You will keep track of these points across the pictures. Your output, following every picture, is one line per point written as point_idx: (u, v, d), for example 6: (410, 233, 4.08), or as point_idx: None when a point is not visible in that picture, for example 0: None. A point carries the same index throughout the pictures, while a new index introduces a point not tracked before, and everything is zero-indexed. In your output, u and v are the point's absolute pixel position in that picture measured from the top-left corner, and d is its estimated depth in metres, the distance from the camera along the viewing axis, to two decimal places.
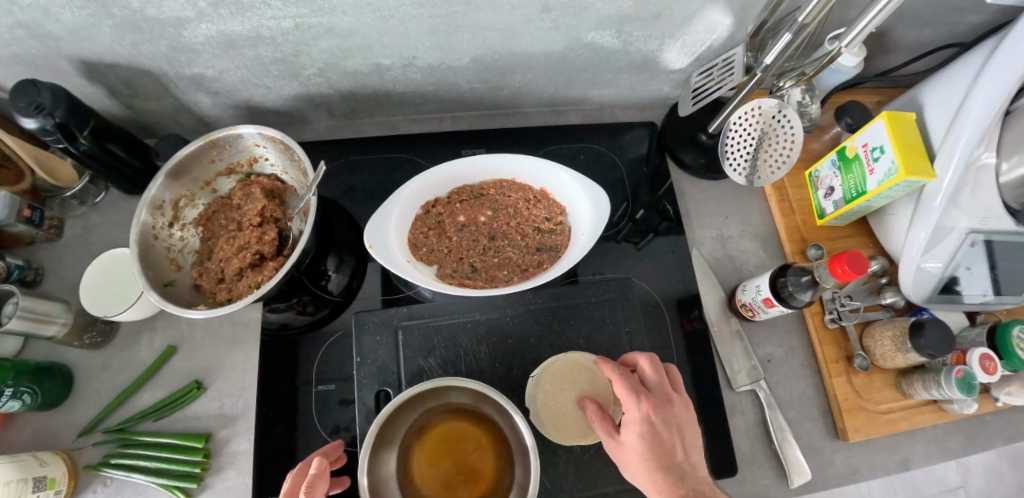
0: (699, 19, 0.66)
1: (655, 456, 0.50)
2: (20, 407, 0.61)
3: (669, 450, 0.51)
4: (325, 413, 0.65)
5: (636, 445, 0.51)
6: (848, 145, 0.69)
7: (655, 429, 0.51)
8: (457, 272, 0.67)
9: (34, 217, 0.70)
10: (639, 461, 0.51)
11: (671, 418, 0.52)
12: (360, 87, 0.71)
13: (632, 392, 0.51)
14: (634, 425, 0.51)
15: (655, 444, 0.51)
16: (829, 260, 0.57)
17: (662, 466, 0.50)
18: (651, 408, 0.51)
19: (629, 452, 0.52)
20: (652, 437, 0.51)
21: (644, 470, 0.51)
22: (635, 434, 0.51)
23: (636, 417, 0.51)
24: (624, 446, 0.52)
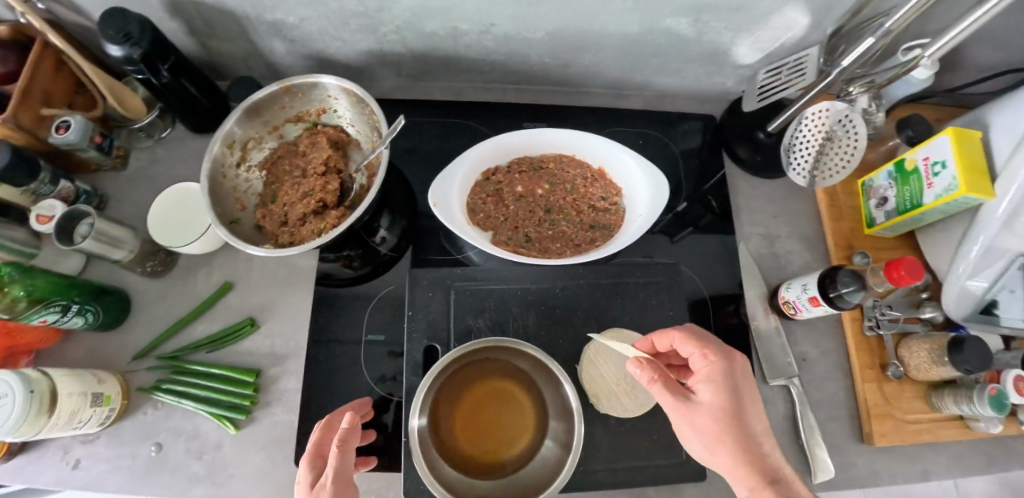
0: (777, 15, 0.66)
1: (738, 421, 0.49)
2: (81, 324, 0.64)
3: (751, 422, 0.50)
4: (372, 361, 0.67)
5: (718, 406, 0.50)
6: (907, 158, 0.69)
7: (735, 390, 0.51)
8: (512, 241, 0.69)
9: (104, 144, 0.72)
10: (722, 428, 0.49)
11: (750, 388, 0.52)
12: (433, 49, 0.72)
13: (716, 348, 0.53)
14: (716, 381, 0.51)
15: (735, 405, 0.50)
16: (885, 263, 0.60)
17: (745, 435, 0.49)
18: (733, 367, 0.52)
19: (709, 417, 0.49)
20: (734, 400, 0.50)
21: (727, 436, 0.48)
22: (716, 396, 0.50)
23: (717, 373, 0.51)
24: (702, 411, 0.50)
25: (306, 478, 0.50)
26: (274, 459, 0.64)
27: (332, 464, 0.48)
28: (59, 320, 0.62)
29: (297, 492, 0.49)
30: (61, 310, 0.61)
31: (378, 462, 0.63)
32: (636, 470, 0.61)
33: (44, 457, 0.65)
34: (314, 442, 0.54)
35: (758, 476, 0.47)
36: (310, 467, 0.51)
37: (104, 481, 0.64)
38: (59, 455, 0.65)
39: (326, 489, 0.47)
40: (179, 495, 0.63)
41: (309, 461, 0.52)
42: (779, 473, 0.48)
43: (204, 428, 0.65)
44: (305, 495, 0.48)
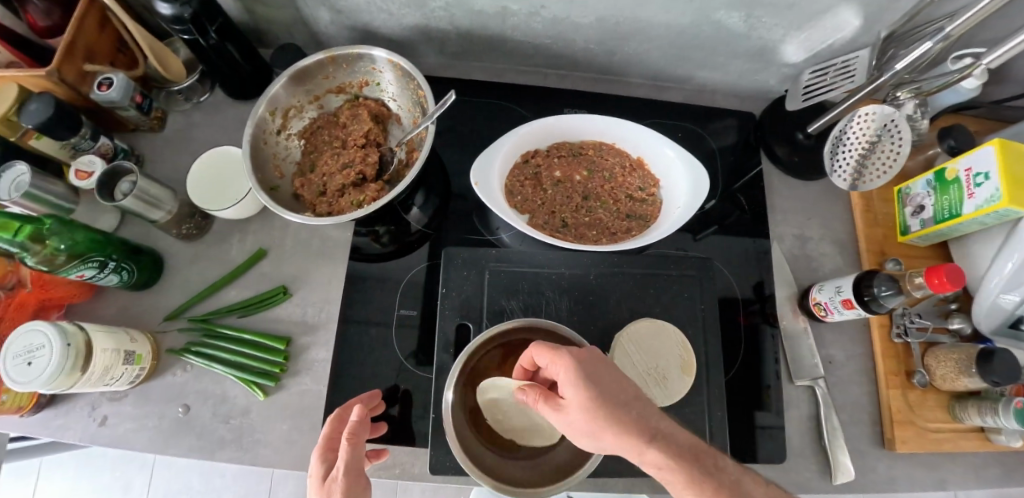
0: (830, 15, 0.66)
1: (631, 407, 0.43)
2: (116, 282, 0.64)
3: (635, 401, 0.44)
4: (402, 337, 0.68)
5: (590, 400, 0.43)
6: (949, 167, 0.68)
7: (617, 377, 0.45)
8: (548, 225, 0.69)
9: (143, 104, 0.72)
10: (620, 422, 0.41)
11: (607, 370, 0.45)
12: (479, 27, 0.71)
13: (557, 349, 0.46)
14: (582, 375, 0.44)
15: (600, 396, 0.43)
16: (926, 270, 0.59)
17: (648, 418, 0.42)
18: (575, 362, 0.45)
19: (603, 419, 0.42)
20: (617, 387, 0.44)
21: (613, 428, 0.41)
22: (607, 389, 0.43)
23: (588, 362, 0.45)
24: (572, 415, 0.43)
25: (317, 470, 0.48)
26: (302, 428, 0.64)
27: (343, 456, 0.46)
28: (96, 276, 0.62)
29: (308, 485, 0.47)
30: (98, 266, 0.61)
31: (404, 436, 0.63)
32: None
33: (72, 412, 0.65)
34: (325, 436, 0.52)
35: (665, 463, 0.39)
36: (321, 460, 0.49)
37: (130, 440, 0.64)
38: (87, 411, 0.65)
39: (338, 481, 0.45)
40: (206, 457, 0.63)
41: (319, 455, 0.50)
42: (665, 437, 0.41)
43: (232, 393, 0.66)
44: (317, 487, 0.46)
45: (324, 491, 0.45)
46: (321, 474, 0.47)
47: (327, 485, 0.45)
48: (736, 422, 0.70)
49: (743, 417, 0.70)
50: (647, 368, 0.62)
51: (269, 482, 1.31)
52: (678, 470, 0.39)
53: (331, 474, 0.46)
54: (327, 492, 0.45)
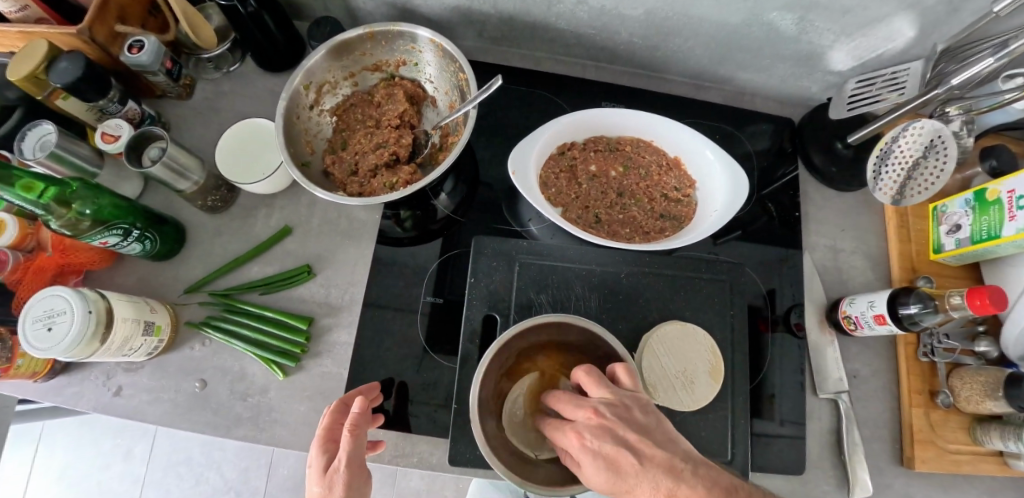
0: (884, 24, 0.64)
1: (643, 464, 0.41)
2: (138, 251, 0.62)
3: (646, 454, 0.42)
4: (426, 324, 0.67)
5: (602, 469, 0.42)
6: (990, 188, 0.65)
7: (623, 434, 0.43)
8: (581, 219, 0.69)
9: (173, 70, 0.70)
10: (634, 483, 0.41)
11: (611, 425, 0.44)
12: (524, 13, 0.70)
13: (558, 430, 0.46)
14: (585, 452, 0.42)
15: (612, 460, 0.42)
16: (967, 290, 0.58)
17: (661, 474, 0.41)
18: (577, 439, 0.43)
19: (620, 487, 0.41)
20: (621, 447, 0.42)
21: (636, 485, 0.41)
22: (612, 457, 0.42)
23: (588, 432, 0.43)
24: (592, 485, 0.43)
25: (318, 461, 0.48)
26: (320, 411, 0.63)
27: (344, 448, 0.46)
28: (119, 244, 0.60)
29: (308, 476, 0.48)
30: (122, 234, 0.59)
31: (424, 425, 0.62)
32: None
33: (86, 381, 0.64)
34: (325, 426, 0.52)
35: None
36: (321, 451, 0.49)
37: (145, 412, 0.63)
38: (101, 380, 0.64)
39: (339, 473, 0.45)
40: (221, 434, 0.62)
41: (319, 446, 0.50)
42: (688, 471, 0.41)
43: (250, 371, 0.65)
44: (318, 479, 0.46)
45: (324, 483, 0.46)
46: (323, 464, 0.48)
47: (328, 477, 0.46)
48: (757, 430, 0.69)
49: (765, 427, 0.69)
50: (676, 371, 0.61)
51: (269, 459, 1.30)
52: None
53: (332, 467, 0.47)
54: (329, 484, 0.45)
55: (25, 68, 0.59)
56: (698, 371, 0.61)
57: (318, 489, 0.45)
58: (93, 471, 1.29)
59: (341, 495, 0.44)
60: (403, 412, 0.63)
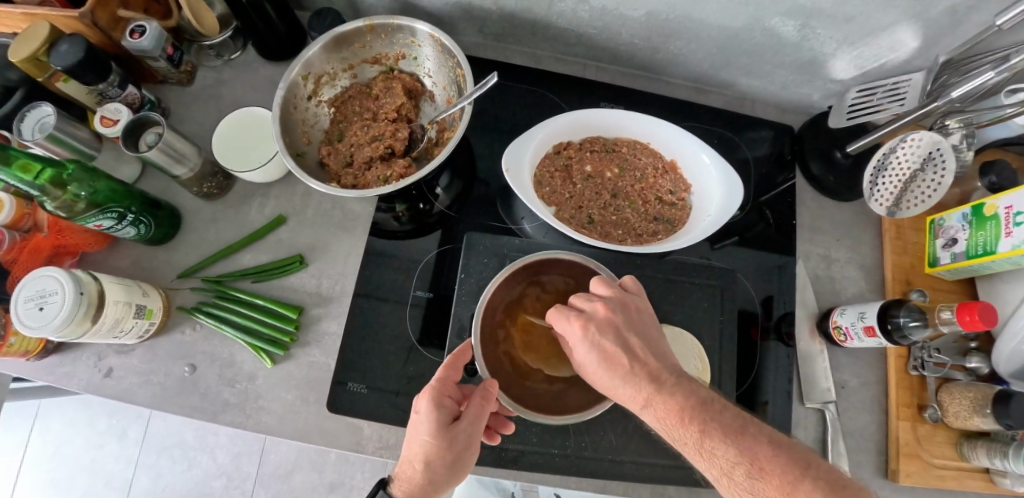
0: (885, 34, 0.64)
1: (633, 366, 0.48)
2: (133, 235, 0.63)
3: (639, 360, 0.49)
4: (414, 318, 0.67)
5: (594, 362, 0.50)
6: (988, 203, 0.64)
7: (622, 336, 0.51)
8: (575, 219, 0.69)
9: (174, 57, 0.71)
10: (620, 380, 0.48)
11: (614, 328, 0.51)
12: (525, 10, 0.70)
13: (561, 318, 0.53)
14: (586, 341, 0.50)
15: (605, 355, 0.50)
16: (957, 305, 0.57)
17: (644, 379, 0.47)
18: (581, 326, 0.51)
19: (603, 374, 0.50)
20: (617, 346, 0.50)
21: (615, 383, 0.49)
22: (606, 351, 0.50)
23: (593, 325, 0.51)
24: (581, 368, 0.52)
25: (431, 417, 0.50)
26: (306, 400, 0.63)
27: (473, 407, 0.51)
28: (114, 227, 0.60)
29: (416, 422, 0.51)
30: (117, 217, 0.59)
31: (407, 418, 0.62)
32: (662, 467, 0.62)
33: (77, 361, 0.65)
34: (439, 378, 0.53)
35: (659, 417, 0.46)
36: (435, 406, 0.51)
37: (134, 394, 0.63)
38: (92, 361, 0.65)
39: (461, 430, 0.50)
40: (208, 419, 0.62)
41: (433, 399, 0.51)
42: (671, 379, 0.47)
43: (239, 358, 0.65)
44: (431, 431, 0.50)
45: (445, 434, 0.50)
46: (440, 421, 0.50)
47: (451, 435, 0.50)
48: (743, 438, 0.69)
49: None
50: None
51: (260, 446, 1.32)
52: (669, 422, 0.45)
53: (457, 425, 0.50)
54: (447, 435, 0.50)
55: (27, 49, 0.60)
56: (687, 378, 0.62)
57: (431, 441, 0.50)
58: (88, 450, 1.31)
59: (461, 444, 0.51)
60: (386, 406, 0.63)
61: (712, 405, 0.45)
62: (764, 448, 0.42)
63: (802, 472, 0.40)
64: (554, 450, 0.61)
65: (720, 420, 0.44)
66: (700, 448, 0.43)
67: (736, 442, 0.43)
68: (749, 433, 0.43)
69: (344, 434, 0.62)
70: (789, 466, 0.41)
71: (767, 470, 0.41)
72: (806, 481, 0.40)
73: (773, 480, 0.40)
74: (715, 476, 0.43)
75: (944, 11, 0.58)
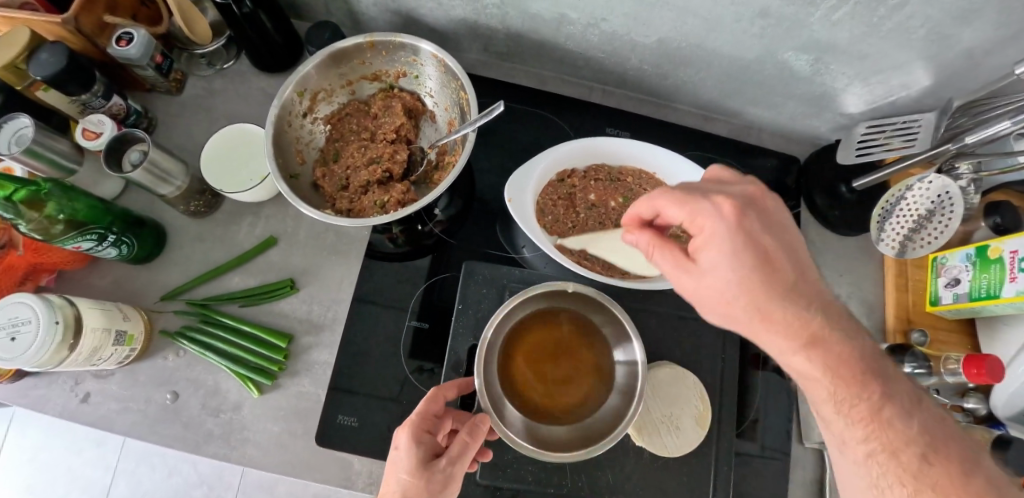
0: (899, 73, 0.63)
1: (787, 292, 0.41)
2: (115, 256, 0.60)
3: (792, 285, 0.42)
4: (409, 350, 0.64)
5: (739, 264, 0.41)
6: (993, 246, 0.63)
7: (770, 247, 0.43)
8: (577, 250, 0.67)
9: (163, 65, 0.67)
10: (774, 303, 0.41)
11: (760, 219, 0.44)
12: (531, 30, 0.68)
13: (685, 202, 0.44)
14: (727, 223, 0.42)
15: (750, 249, 0.42)
16: (963, 357, 0.56)
17: (802, 312, 0.41)
18: (729, 208, 0.43)
19: (744, 280, 0.41)
20: (770, 254, 0.42)
21: (768, 304, 0.41)
22: (755, 256, 0.42)
23: (734, 205, 0.43)
24: (711, 280, 0.43)
25: (411, 452, 0.47)
26: (294, 432, 0.61)
27: (455, 444, 0.47)
28: (94, 248, 0.57)
29: (395, 458, 0.47)
30: (97, 239, 0.56)
31: None
32: None
33: (53, 384, 0.62)
34: (418, 412, 0.50)
35: (822, 367, 0.40)
36: (415, 440, 0.48)
37: (113, 421, 0.60)
38: (69, 385, 0.62)
39: (441, 469, 0.46)
40: (191, 450, 0.60)
41: (412, 433, 0.48)
42: (838, 326, 0.41)
43: (224, 386, 0.62)
44: (410, 468, 0.46)
45: (424, 474, 0.46)
46: (420, 457, 0.47)
47: (430, 473, 0.46)
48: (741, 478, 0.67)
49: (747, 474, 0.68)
50: (662, 415, 0.61)
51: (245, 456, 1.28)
52: (828, 372, 0.40)
53: (437, 462, 0.47)
54: (426, 474, 0.46)
55: (5, 56, 0.56)
56: (687, 420, 0.61)
57: (410, 480, 0.46)
58: (67, 454, 1.27)
59: (441, 487, 0.46)
60: (376, 441, 0.60)
61: (910, 400, 0.39)
62: (942, 431, 0.38)
63: (977, 470, 0.36)
64: (548, 490, 0.59)
65: (901, 396, 0.39)
66: (873, 414, 0.38)
67: (909, 414, 0.38)
68: (923, 406, 0.39)
69: (333, 468, 0.60)
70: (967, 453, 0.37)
71: (943, 457, 0.36)
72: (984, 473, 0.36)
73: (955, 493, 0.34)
74: (868, 446, 0.38)
75: (960, 53, 0.57)
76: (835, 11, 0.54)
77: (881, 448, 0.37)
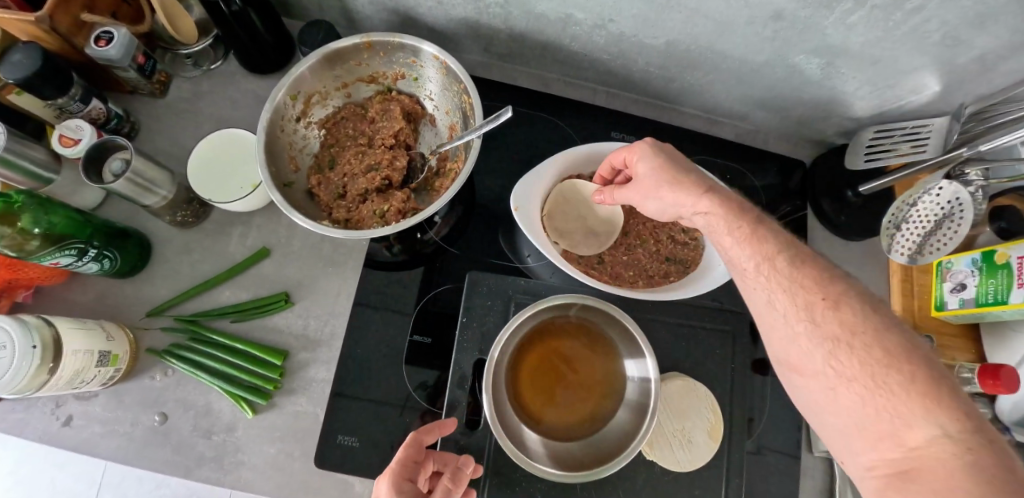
0: (910, 78, 0.61)
1: (696, 178, 0.52)
2: (96, 271, 0.56)
3: (695, 171, 0.54)
4: (412, 365, 0.61)
5: (658, 164, 0.53)
6: (999, 251, 0.62)
7: (679, 154, 0.55)
8: (584, 259, 0.65)
9: (146, 66, 0.63)
10: (687, 180, 0.52)
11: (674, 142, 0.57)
12: (535, 31, 0.66)
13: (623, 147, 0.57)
14: (649, 144, 0.55)
15: (668, 158, 0.54)
16: (979, 368, 0.55)
17: (712, 193, 0.51)
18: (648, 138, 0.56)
19: (666, 175, 0.53)
20: (680, 159, 0.54)
21: (684, 181, 0.52)
22: (670, 161, 0.54)
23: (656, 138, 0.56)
24: (642, 182, 0.55)
25: None
26: (291, 454, 0.58)
27: None
28: (73, 264, 0.53)
29: None
30: (77, 253, 0.52)
31: None
32: None
33: (32, 407, 0.58)
34: (398, 460, 0.46)
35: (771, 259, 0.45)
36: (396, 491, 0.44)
37: (97, 446, 0.57)
38: (49, 408, 0.58)
39: None
40: (182, 475, 0.57)
41: (394, 483, 0.44)
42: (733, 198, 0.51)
43: (216, 407, 0.59)
44: None
45: None
46: None
47: None
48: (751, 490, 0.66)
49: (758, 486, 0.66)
50: (673, 429, 0.60)
51: None
52: (761, 259, 0.46)
53: None
54: None
55: None
56: (699, 434, 0.60)
57: None
58: None
59: None
60: (378, 462, 0.58)
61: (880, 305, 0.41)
62: (856, 303, 0.41)
63: (880, 331, 0.39)
64: None
65: (812, 272, 0.43)
66: (787, 276, 0.44)
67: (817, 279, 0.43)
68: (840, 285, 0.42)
69: (333, 491, 0.57)
70: (876, 319, 0.40)
71: (844, 312, 0.40)
72: (889, 333, 0.39)
73: (908, 369, 0.37)
74: (785, 304, 0.43)
75: (975, 59, 0.56)
76: (851, 14, 0.52)
77: (793, 301, 0.42)
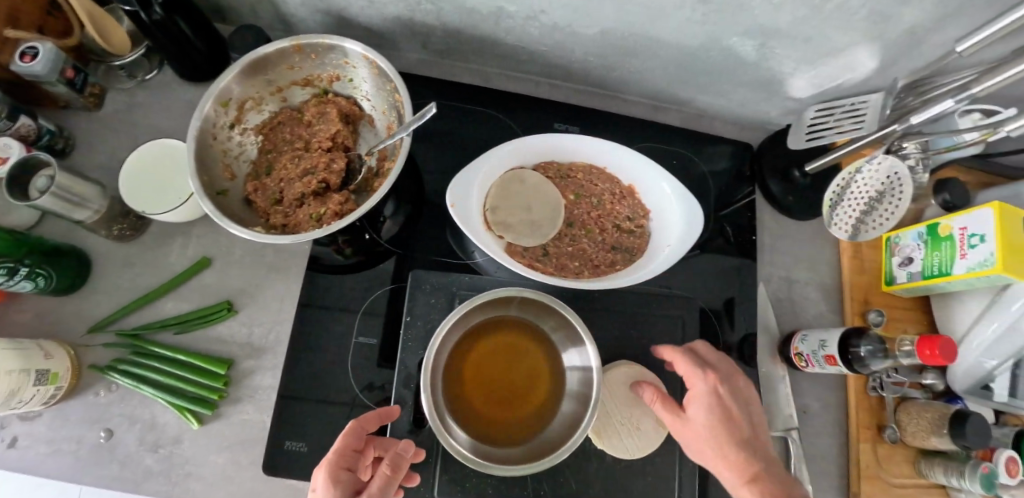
0: (843, 55, 0.62)
1: (719, 423, 0.52)
2: (30, 289, 0.55)
3: (738, 426, 0.52)
4: (358, 367, 0.61)
5: (710, 415, 0.52)
6: (942, 223, 0.63)
7: (728, 407, 0.53)
8: (528, 252, 0.65)
9: (76, 81, 0.63)
10: (710, 449, 0.52)
11: (733, 380, 0.55)
12: (469, 27, 0.65)
13: (691, 368, 0.55)
14: (707, 394, 0.53)
15: (722, 418, 0.52)
16: (919, 339, 0.56)
17: (733, 445, 0.51)
18: (713, 382, 0.54)
19: (709, 434, 0.53)
20: (733, 422, 0.53)
21: (730, 448, 0.51)
22: (717, 417, 0.52)
23: (723, 382, 0.54)
24: (695, 432, 0.53)
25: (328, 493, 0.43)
26: (239, 462, 0.58)
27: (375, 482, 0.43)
28: (3, 283, 0.52)
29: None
30: (5, 273, 0.51)
31: None
32: None
33: None
34: (336, 449, 0.46)
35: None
36: (332, 479, 0.44)
37: (42, 466, 0.56)
38: None
39: None
40: (130, 490, 0.56)
41: (331, 471, 0.44)
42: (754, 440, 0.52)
43: (162, 419, 0.59)
44: None
45: None
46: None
47: None
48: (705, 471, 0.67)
49: None
50: (623, 417, 0.60)
51: None
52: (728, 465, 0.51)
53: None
54: None
55: None
56: (646, 420, 0.60)
57: None
58: None
59: None
60: None
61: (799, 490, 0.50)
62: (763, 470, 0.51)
63: None
64: None
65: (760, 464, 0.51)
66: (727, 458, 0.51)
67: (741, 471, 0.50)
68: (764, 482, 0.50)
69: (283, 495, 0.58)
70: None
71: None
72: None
73: None
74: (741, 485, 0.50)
75: (902, 33, 0.56)
76: None
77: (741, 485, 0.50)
